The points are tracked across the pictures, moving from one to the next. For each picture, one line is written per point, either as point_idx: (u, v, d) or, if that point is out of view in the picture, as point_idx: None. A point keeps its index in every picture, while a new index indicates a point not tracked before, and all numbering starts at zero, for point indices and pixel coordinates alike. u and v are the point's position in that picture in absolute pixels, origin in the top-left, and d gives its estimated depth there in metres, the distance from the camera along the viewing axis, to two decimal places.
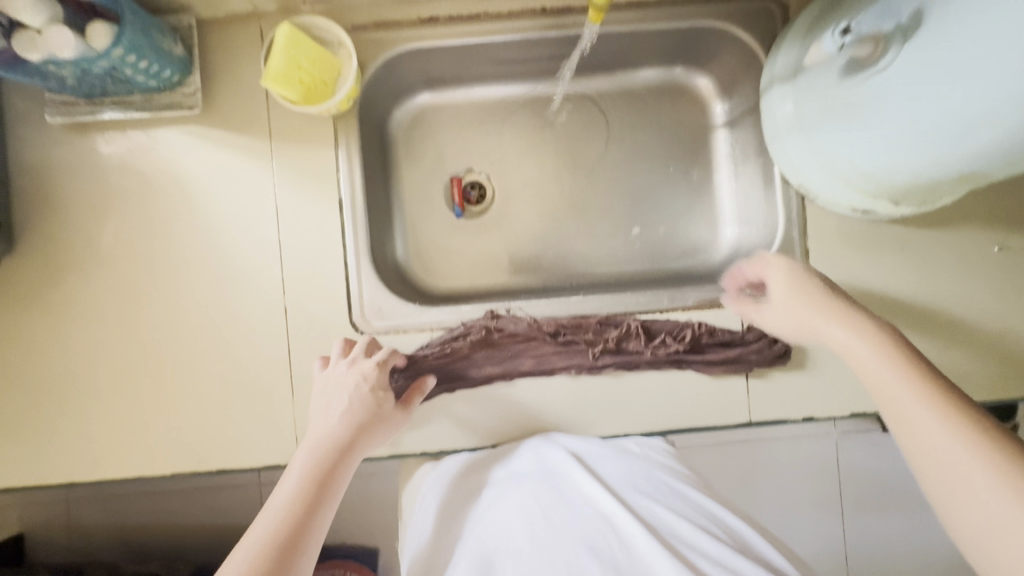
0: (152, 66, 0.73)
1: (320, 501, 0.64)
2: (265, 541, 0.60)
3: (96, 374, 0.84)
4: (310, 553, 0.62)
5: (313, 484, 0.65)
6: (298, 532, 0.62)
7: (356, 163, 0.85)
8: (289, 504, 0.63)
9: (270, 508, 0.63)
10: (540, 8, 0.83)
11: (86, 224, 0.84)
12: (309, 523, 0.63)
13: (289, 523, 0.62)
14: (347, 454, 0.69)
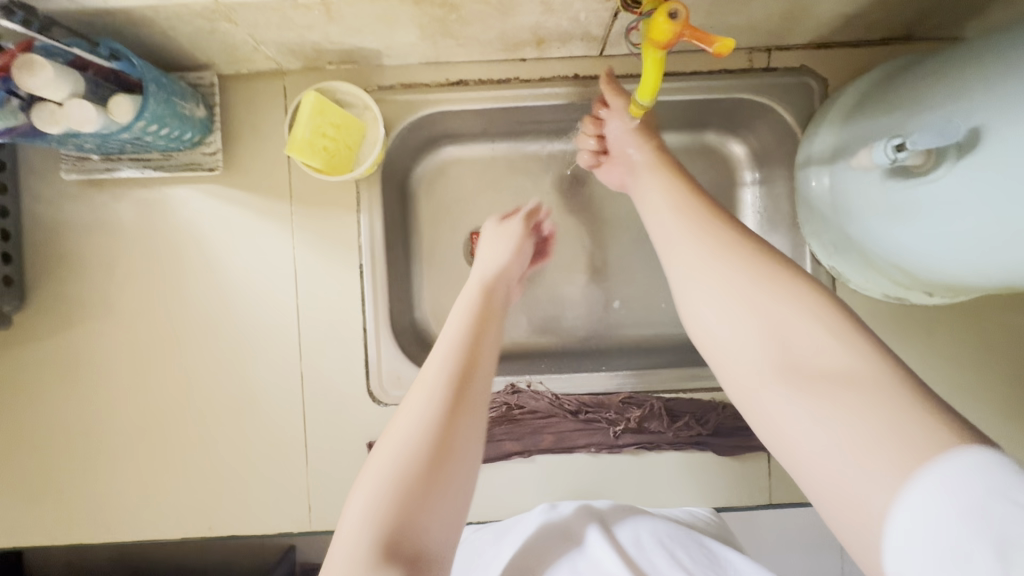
0: (174, 132, 0.71)
1: (468, 383, 0.58)
2: (403, 454, 0.52)
3: (106, 432, 0.83)
4: (475, 414, 0.57)
5: (458, 361, 0.59)
6: (447, 430, 0.54)
7: (379, 227, 0.83)
8: (433, 404, 0.55)
9: (405, 409, 0.56)
10: (573, 74, 0.81)
11: (100, 281, 0.82)
12: (461, 403, 0.56)
13: (433, 424, 0.54)
14: (489, 313, 0.67)
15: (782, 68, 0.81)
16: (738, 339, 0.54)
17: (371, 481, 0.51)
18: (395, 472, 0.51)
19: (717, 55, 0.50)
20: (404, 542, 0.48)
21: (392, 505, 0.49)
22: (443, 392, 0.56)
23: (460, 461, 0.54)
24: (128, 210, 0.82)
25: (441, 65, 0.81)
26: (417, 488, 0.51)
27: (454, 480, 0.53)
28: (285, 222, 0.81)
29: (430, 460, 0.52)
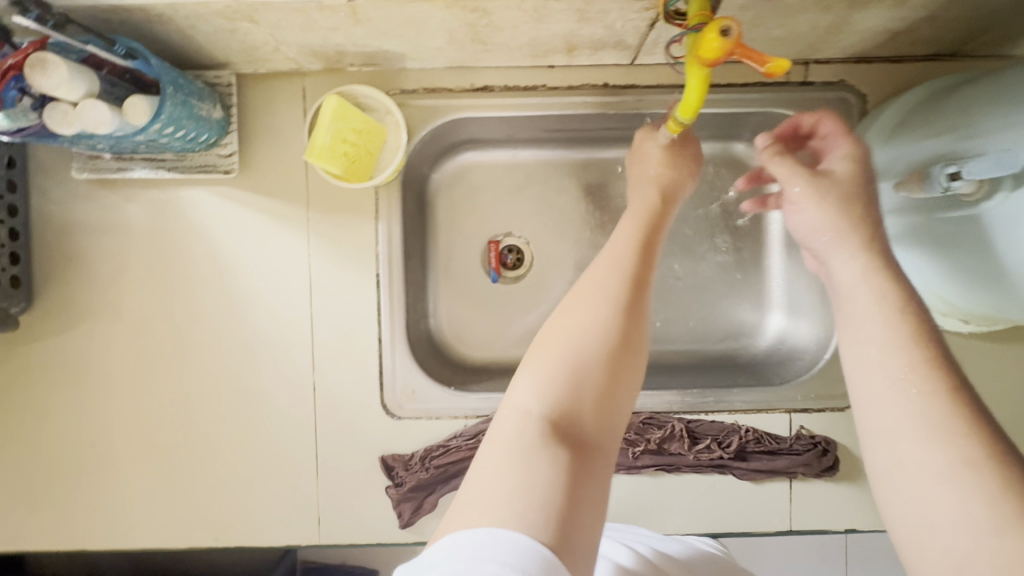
0: (189, 134, 0.69)
1: (642, 299, 0.54)
2: (574, 348, 0.49)
3: (112, 439, 0.81)
4: (642, 355, 0.52)
5: (637, 261, 0.57)
6: (620, 338, 0.50)
7: (397, 235, 0.80)
8: (598, 313, 0.51)
9: (563, 307, 0.53)
10: (602, 83, 0.79)
11: (110, 284, 0.80)
12: (634, 313, 0.52)
13: (604, 326, 0.50)
14: (659, 237, 0.62)
15: (819, 82, 0.79)
16: (880, 405, 0.46)
17: (547, 358, 0.49)
18: (560, 366, 0.48)
19: (770, 76, 0.48)
20: (569, 421, 0.45)
21: (563, 381, 0.47)
22: (615, 294, 0.53)
23: (619, 394, 0.49)
24: (140, 212, 0.80)
25: (467, 70, 0.78)
26: (605, 367, 0.49)
27: (630, 378, 0.50)
28: (301, 228, 0.79)
29: (607, 357, 0.49)
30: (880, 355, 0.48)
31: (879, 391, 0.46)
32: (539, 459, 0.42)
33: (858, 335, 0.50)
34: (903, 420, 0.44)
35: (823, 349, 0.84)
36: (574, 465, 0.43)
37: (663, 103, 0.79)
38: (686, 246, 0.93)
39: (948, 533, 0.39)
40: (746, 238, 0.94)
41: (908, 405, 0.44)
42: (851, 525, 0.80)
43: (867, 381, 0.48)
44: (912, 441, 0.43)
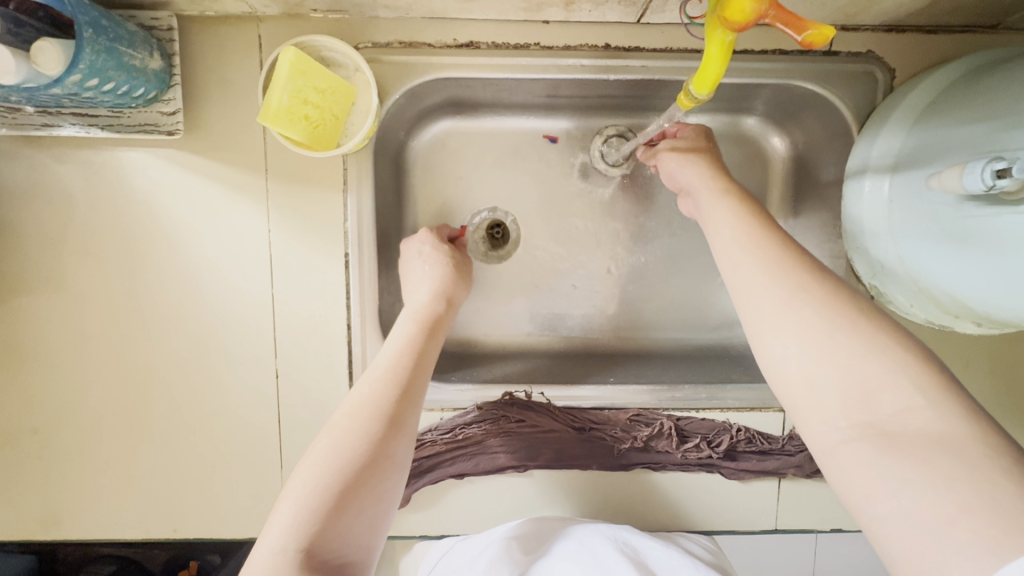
0: (121, 88, 0.59)
1: (405, 408, 0.53)
2: (330, 477, 0.47)
3: (56, 425, 0.74)
4: (399, 467, 0.51)
5: (403, 366, 0.57)
6: (381, 448, 0.50)
7: (368, 211, 0.72)
8: (355, 433, 0.50)
9: (328, 431, 0.51)
10: (603, 44, 0.69)
11: (45, 257, 0.71)
12: (398, 425, 0.52)
13: (367, 441, 0.50)
14: (437, 329, 0.64)
15: (845, 52, 0.71)
16: (780, 315, 0.46)
17: (300, 487, 0.47)
18: (320, 499, 0.46)
19: (806, 46, 0.40)
20: (327, 552, 0.44)
21: (321, 503, 0.45)
22: (378, 410, 0.52)
23: (382, 503, 0.48)
24: (74, 175, 0.70)
25: (449, 22, 0.68)
26: (334, 501, 0.46)
27: (385, 484, 0.49)
28: (260, 199, 0.70)
29: (360, 480, 0.47)
30: (718, 221, 0.57)
31: (762, 272, 0.49)
32: None
33: (736, 262, 0.52)
34: (777, 306, 0.46)
35: None
36: None
37: (671, 69, 0.70)
38: (683, 229, 0.87)
39: (826, 373, 0.41)
40: None
41: (791, 285, 0.46)
42: (837, 524, 0.77)
43: (741, 276, 0.50)
44: (790, 314, 0.45)
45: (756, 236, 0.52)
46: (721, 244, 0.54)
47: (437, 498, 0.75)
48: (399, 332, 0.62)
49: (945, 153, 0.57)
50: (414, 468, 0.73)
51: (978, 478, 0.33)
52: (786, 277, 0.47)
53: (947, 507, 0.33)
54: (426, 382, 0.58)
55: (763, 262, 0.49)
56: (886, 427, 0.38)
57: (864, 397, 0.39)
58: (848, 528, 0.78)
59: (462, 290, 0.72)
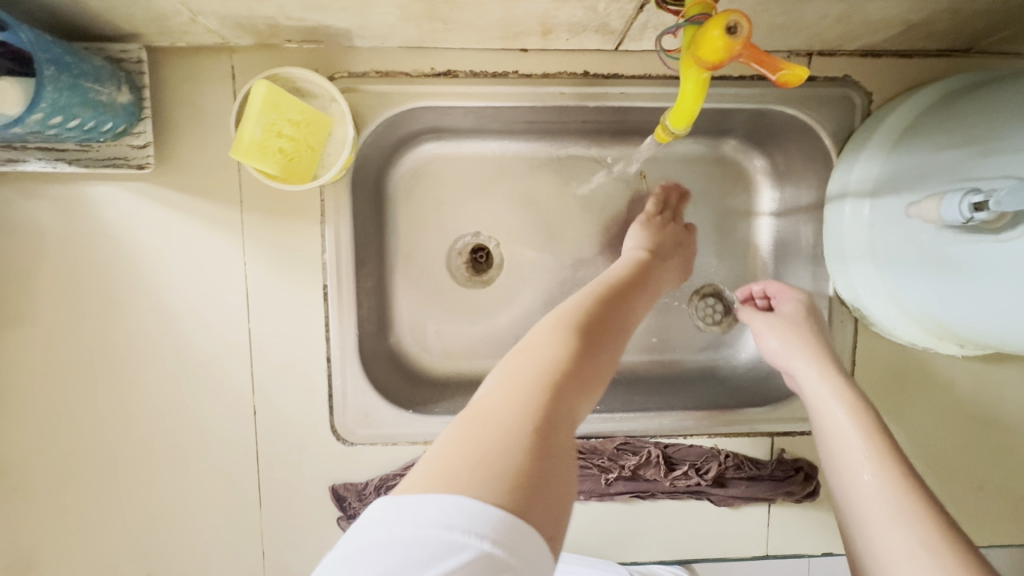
0: (87, 124, 0.57)
1: (619, 314, 0.55)
2: (561, 336, 0.48)
3: (23, 470, 0.71)
4: (612, 359, 0.50)
5: (628, 294, 0.58)
6: (589, 333, 0.50)
7: (347, 241, 0.71)
8: (577, 325, 0.50)
9: (551, 316, 0.52)
10: (582, 71, 0.69)
11: (10, 294, 0.69)
12: (615, 326, 0.53)
13: (579, 326, 0.50)
14: (649, 277, 0.65)
15: (821, 77, 0.72)
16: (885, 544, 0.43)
17: (519, 351, 0.48)
18: (562, 356, 0.46)
19: (782, 85, 0.40)
20: (569, 405, 0.43)
21: (575, 353, 0.47)
22: (590, 313, 0.52)
23: (601, 380, 0.48)
24: (42, 211, 0.68)
25: (426, 51, 0.68)
26: (565, 357, 0.46)
27: (603, 368, 0.48)
28: (235, 232, 0.69)
29: (589, 354, 0.48)
30: (828, 432, 0.54)
31: (886, 512, 0.44)
32: (527, 434, 0.38)
33: (843, 457, 0.51)
34: (909, 554, 0.41)
35: None
36: (550, 442, 0.39)
37: (650, 96, 0.69)
38: None
39: None
40: (730, 243, 0.87)
41: (921, 536, 0.42)
42: (828, 549, 0.76)
43: (861, 509, 0.46)
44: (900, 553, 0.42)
45: (890, 473, 0.47)
46: (829, 439, 0.53)
47: None
48: (617, 271, 0.63)
49: (921, 180, 0.58)
50: None
51: None
52: (912, 522, 0.43)
53: None
54: (634, 315, 0.57)
55: (887, 502, 0.45)
56: None
57: None
58: (839, 554, 0.77)
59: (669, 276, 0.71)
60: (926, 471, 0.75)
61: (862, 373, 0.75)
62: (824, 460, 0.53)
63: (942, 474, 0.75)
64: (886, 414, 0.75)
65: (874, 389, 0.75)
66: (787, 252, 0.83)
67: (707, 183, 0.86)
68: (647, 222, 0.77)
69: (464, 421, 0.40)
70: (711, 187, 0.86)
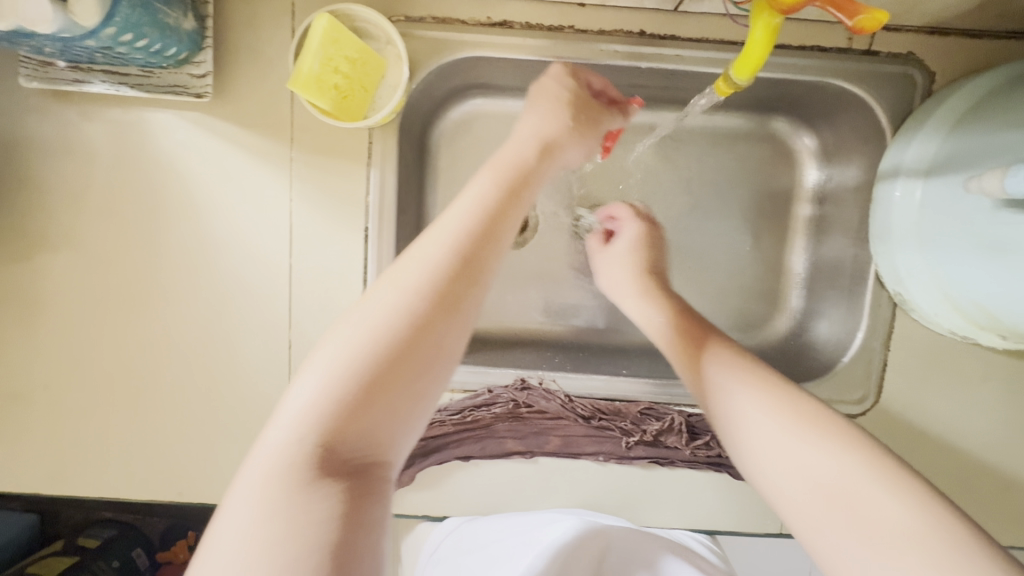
0: (153, 46, 0.59)
1: (468, 272, 0.43)
2: (370, 347, 0.39)
3: (66, 382, 0.74)
4: (451, 345, 0.42)
5: (470, 231, 0.45)
6: (424, 322, 0.40)
7: (391, 187, 0.72)
8: (393, 311, 0.40)
9: (380, 294, 0.42)
10: (638, 30, 0.68)
11: (67, 213, 0.72)
12: (456, 295, 0.42)
13: (413, 304, 0.41)
14: (521, 189, 0.51)
15: (885, 52, 0.70)
16: (759, 425, 0.46)
17: (324, 370, 0.38)
18: (349, 381, 0.38)
19: (856, 32, 0.39)
20: (353, 447, 0.37)
21: (351, 380, 0.38)
22: (434, 274, 0.42)
23: (425, 385, 0.40)
24: (101, 134, 0.70)
25: (485, 1, 0.68)
26: (363, 381, 0.38)
27: (426, 373, 0.40)
28: (283, 169, 0.70)
29: (400, 357, 0.39)
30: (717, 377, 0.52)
31: (756, 403, 0.48)
32: (307, 510, 0.34)
33: (723, 368, 0.53)
34: (777, 429, 0.45)
35: (841, 352, 0.77)
36: (348, 496, 0.36)
37: (706, 60, 0.69)
38: (704, 225, 0.86)
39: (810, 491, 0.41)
40: (767, 222, 0.86)
41: (794, 411, 0.46)
42: None
43: (737, 411, 0.49)
44: (773, 427, 0.46)
45: (765, 378, 0.50)
46: (712, 356, 0.55)
47: (442, 479, 0.74)
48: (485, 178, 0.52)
49: (984, 158, 0.56)
50: (421, 447, 0.73)
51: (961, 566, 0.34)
52: (785, 407, 0.47)
53: None
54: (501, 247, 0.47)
55: (760, 399, 0.48)
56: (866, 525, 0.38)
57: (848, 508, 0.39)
58: None
59: (572, 147, 0.59)
60: (953, 465, 0.74)
61: (895, 360, 0.74)
62: (697, 397, 0.55)
63: (969, 471, 0.74)
64: (916, 403, 0.74)
65: (907, 377, 0.74)
66: (827, 234, 0.82)
67: (750, 160, 0.85)
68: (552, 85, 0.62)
69: (255, 475, 0.36)
70: (754, 164, 0.85)
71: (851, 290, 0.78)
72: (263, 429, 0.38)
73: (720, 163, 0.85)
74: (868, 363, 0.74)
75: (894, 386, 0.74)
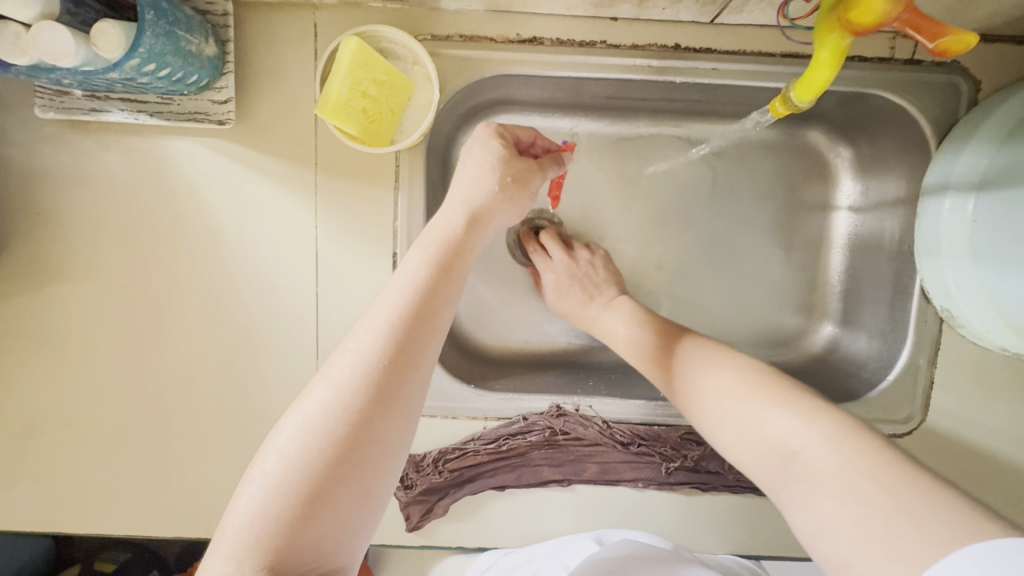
0: (176, 74, 0.56)
1: (402, 368, 0.42)
2: (302, 466, 0.38)
3: (87, 418, 0.72)
4: (390, 446, 0.41)
5: (399, 321, 0.43)
6: (358, 431, 0.39)
7: (419, 210, 0.69)
8: (327, 420, 0.39)
9: (309, 399, 0.41)
10: (673, 44, 0.66)
11: (86, 245, 0.69)
12: (391, 395, 0.41)
13: (344, 414, 0.40)
14: (455, 263, 0.48)
15: (928, 61, 0.67)
16: (733, 408, 0.50)
17: (259, 492, 0.38)
18: (285, 503, 0.38)
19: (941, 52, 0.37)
20: (295, 568, 0.37)
21: (288, 502, 0.38)
22: (363, 376, 0.41)
23: (368, 491, 0.40)
24: (119, 163, 0.68)
25: (513, 16, 0.65)
26: (300, 500, 0.38)
27: (364, 483, 0.39)
28: (308, 195, 0.68)
29: (337, 471, 0.39)
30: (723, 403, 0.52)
31: (737, 388, 0.51)
32: None
33: (706, 365, 0.55)
34: (749, 404, 0.49)
35: (885, 370, 0.73)
36: None
37: (744, 73, 0.66)
38: (737, 239, 0.83)
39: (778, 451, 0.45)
40: (801, 234, 0.84)
41: (766, 391, 0.49)
42: None
43: (716, 402, 0.52)
44: (749, 402, 0.49)
45: (737, 369, 0.53)
46: (692, 351, 0.58)
47: (476, 510, 0.72)
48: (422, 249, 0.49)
49: None
50: (455, 477, 0.71)
51: (879, 509, 0.37)
52: (754, 391, 0.50)
53: (855, 539, 0.37)
54: (441, 329, 0.45)
55: (736, 386, 0.51)
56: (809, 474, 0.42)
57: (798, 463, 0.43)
58: None
59: (506, 214, 0.56)
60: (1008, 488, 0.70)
61: (944, 379, 0.71)
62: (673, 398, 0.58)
63: None
64: (968, 423, 0.71)
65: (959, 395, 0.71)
66: (865, 247, 0.80)
67: (782, 171, 0.83)
68: (492, 144, 0.57)
69: None
70: (787, 175, 0.83)
71: (893, 305, 0.75)
72: (206, 556, 0.38)
73: (753, 174, 0.83)
74: (915, 381, 0.71)
75: (944, 405, 0.71)
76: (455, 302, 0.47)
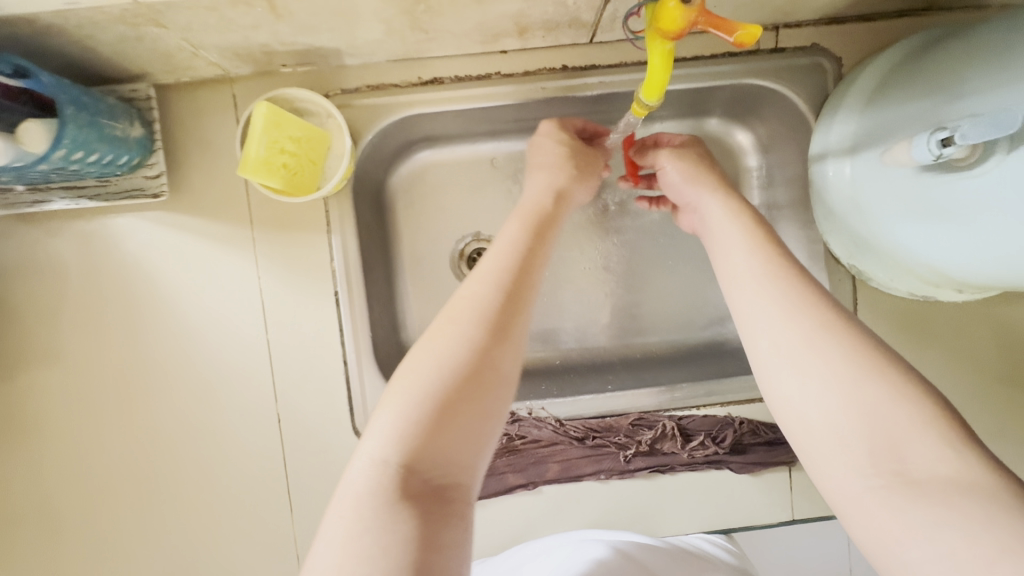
0: (105, 158, 0.62)
1: (511, 308, 0.49)
2: (438, 374, 0.43)
3: (60, 496, 0.74)
4: (505, 375, 0.46)
5: (505, 274, 0.51)
6: (484, 354, 0.45)
7: (354, 248, 0.74)
8: (459, 346, 0.45)
9: (433, 331, 0.47)
10: (561, 65, 0.73)
11: (43, 328, 0.73)
12: (504, 330, 0.47)
13: (470, 339, 0.45)
14: (544, 233, 0.57)
15: (791, 48, 0.75)
16: (777, 333, 0.46)
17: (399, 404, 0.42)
18: (420, 406, 0.42)
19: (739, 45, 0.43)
20: (428, 470, 0.40)
21: (425, 406, 0.42)
22: (484, 310, 0.47)
23: (487, 412, 0.44)
24: (66, 246, 0.72)
25: (413, 62, 0.72)
26: (436, 403, 0.42)
27: (489, 398, 0.44)
28: (248, 249, 0.73)
29: (467, 385, 0.43)
30: (778, 331, 0.46)
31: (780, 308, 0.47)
32: (396, 521, 0.37)
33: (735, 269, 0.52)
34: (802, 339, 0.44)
35: None
36: (432, 509, 0.38)
37: (629, 81, 0.73)
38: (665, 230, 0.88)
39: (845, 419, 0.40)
40: None
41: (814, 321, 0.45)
42: None
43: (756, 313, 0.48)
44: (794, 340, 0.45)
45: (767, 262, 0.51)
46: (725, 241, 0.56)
47: None
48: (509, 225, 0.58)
49: (895, 130, 0.60)
50: None
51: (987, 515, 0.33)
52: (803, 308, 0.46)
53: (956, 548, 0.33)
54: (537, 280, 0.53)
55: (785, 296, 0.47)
56: (912, 474, 0.36)
57: (891, 447, 0.38)
58: None
59: (580, 190, 0.66)
60: None
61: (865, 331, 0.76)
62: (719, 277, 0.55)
63: None
64: None
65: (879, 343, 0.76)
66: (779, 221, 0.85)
67: None
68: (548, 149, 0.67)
69: (344, 501, 0.39)
70: None
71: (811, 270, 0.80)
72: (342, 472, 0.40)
73: None
74: None
75: None
76: (544, 266, 0.55)
